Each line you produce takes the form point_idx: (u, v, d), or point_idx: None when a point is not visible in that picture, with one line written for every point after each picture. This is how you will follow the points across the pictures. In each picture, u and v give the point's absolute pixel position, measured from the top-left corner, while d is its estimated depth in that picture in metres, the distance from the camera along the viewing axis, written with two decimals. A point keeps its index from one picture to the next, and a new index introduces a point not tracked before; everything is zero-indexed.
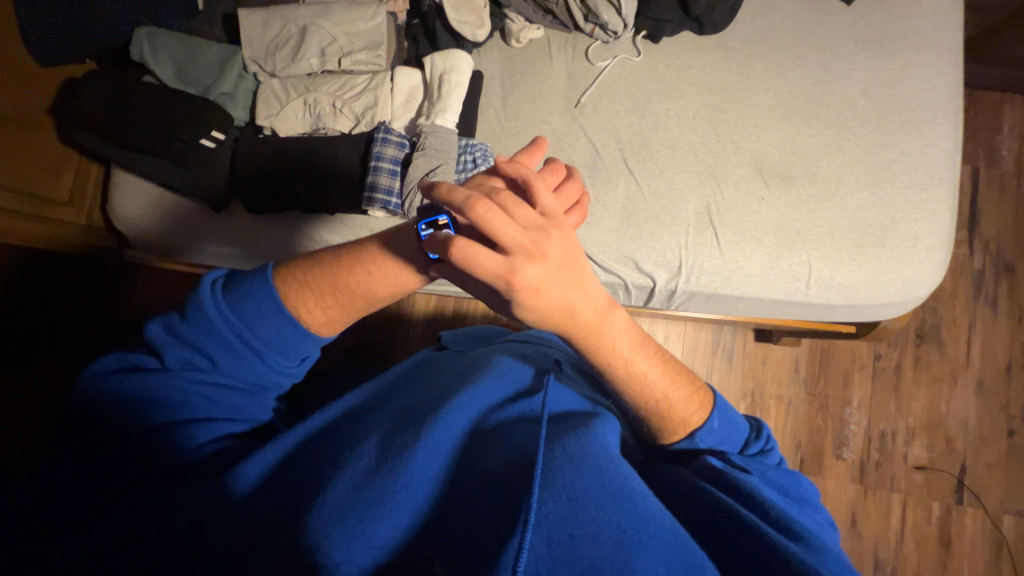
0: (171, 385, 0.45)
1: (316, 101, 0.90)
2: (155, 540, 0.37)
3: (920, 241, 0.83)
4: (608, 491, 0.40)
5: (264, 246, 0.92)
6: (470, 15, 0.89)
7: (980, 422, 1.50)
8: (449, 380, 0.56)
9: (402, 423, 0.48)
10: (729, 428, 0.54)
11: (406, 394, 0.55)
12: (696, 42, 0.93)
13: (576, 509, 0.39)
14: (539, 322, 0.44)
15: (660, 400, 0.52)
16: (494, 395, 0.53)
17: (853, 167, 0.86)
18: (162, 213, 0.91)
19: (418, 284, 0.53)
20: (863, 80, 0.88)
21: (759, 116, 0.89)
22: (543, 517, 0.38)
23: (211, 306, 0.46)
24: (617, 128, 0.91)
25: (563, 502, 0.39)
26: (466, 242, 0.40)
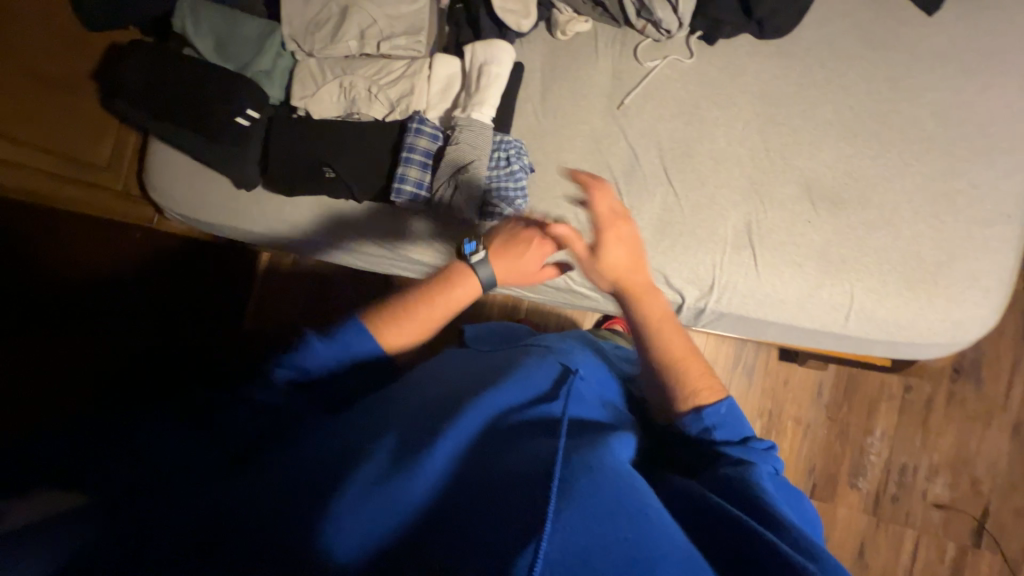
0: (249, 394, 0.48)
1: (353, 85, 0.88)
2: (163, 506, 0.35)
3: (978, 281, 0.77)
4: (624, 507, 0.39)
5: (299, 230, 0.92)
6: (516, 4, 0.85)
7: (1012, 465, 1.42)
8: (467, 380, 0.55)
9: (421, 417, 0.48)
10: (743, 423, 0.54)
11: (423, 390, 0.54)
12: (755, 46, 0.86)
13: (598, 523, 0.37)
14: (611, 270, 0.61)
15: (682, 364, 0.56)
16: (516, 397, 0.52)
17: (913, 195, 0.79)
18: (196, 187, 0.92)
19: (472, 298, 0.62)
20: (936, 100, 0.81)
21: (815, 131, 0.83)
22: (562, 522, 0.36)
23: (313, 339, 0.53)
24: (660, 133, 0.86)
25: (582, 510, 0.38)
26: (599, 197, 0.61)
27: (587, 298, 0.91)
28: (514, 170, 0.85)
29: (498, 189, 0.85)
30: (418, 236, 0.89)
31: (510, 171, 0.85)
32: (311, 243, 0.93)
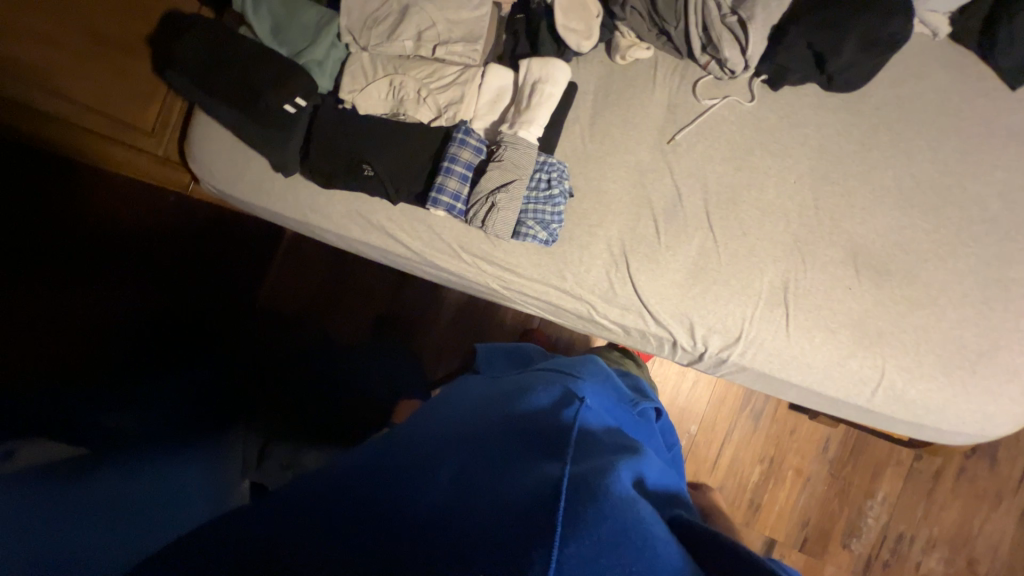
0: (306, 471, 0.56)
1: (402, 85, 0.87)
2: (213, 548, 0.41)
3: (1017, 376, 0.74)
4: (630, 537, 0.38)
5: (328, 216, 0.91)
6: (579, 23, 0.82)
7: (1013, 551, 1.39)
8: (491, 408, 0.58)
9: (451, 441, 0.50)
10: None
11: (450, 419, 0.57)
12: (821, 97, 0.83)
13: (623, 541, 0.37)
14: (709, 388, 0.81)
15: None
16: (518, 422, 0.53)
17: (964, 277, 0.76)
18: (233, 161, 0.92)
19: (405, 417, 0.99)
20: (1001, 182, 0.78)
21: (870, 196, 0.80)
22: (585, 532, 0.36)
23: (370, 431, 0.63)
24: (709, 176, 0.84)
25: (608, 524, 0.38)
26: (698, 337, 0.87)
27: (608, 331, 0.89)
28: (554, 194, 0.83)
29: (535, 212, 0.84)
30: (448, 245, 0.88)
31: (549, 194, 0.83)
32: (340, 234, 0.93)
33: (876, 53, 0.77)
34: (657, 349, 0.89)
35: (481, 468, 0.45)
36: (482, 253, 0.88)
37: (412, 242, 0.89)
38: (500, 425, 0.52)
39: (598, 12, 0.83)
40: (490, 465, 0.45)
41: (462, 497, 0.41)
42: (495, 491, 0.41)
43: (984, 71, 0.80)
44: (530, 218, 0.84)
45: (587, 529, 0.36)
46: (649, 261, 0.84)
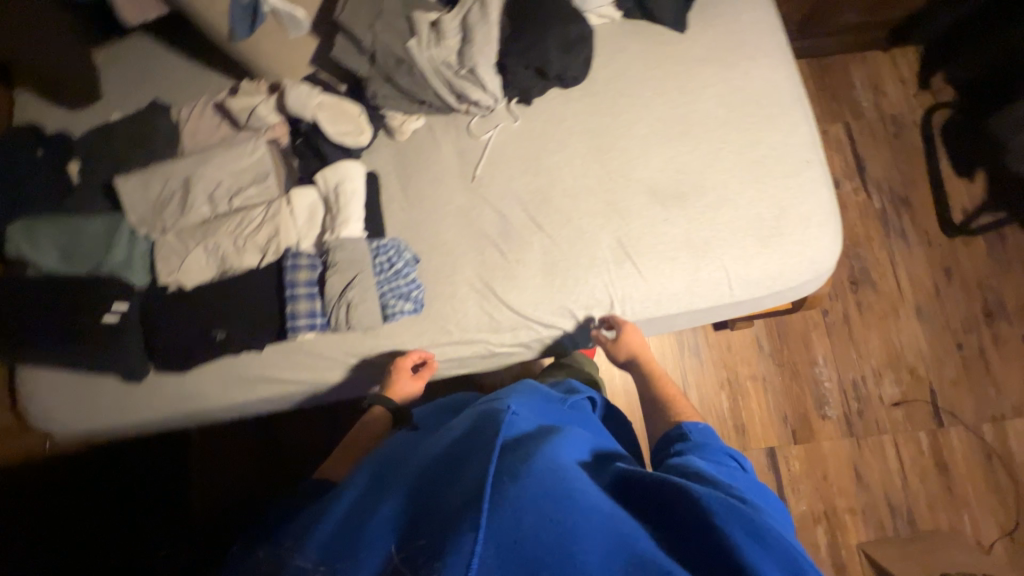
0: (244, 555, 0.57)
1: (217, 245, 0.88)
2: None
3: (811, 221, 0.90)
4: (553, 493, 0.43)
5: (203, 394, 0.89)
6: (349, 125, 0.92)
7: (932, 344, 1.59)
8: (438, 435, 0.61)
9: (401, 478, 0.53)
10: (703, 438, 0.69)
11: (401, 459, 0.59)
12: (566, 94, 0.99)
13: (548, 507, 0.42)
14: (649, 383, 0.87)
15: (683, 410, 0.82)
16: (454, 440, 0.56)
17: (733, 171, 0.93)
18: (82, 399, 0.88)
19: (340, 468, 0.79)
20: (717, 92, 0.97)
21: (640, 146, 0.95)
22: (508, 504, 0.41)
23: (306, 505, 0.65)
24: (518, 190, 0.95)
25: (536, 495, 0.42)
26: (632, 333, 0.89)
27: (514, 355, 0.93)
28: (399, 268, 0.89)
29: (392, 290, 0.88)
30: (332, 360, 0.89)
31: (396, 270, 0.88)
32: (226, 409, 0.91)
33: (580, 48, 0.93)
34: (561, 346, 0.95)
35: (424, 488, 0.48)
36: (366, 350, 0.89)
37: (296, 382, 0.89)
38: (449, 442, 0.56)
39: (361, 110, 0.93)
40: (436, 479, 0.49)
41: (408, 513, 0.45)
42: (434, 502, 0.44)
43: (660, 27, 1.01)
44: (390, 297, 0.88)
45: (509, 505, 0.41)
46: (508, 279, 0.91)
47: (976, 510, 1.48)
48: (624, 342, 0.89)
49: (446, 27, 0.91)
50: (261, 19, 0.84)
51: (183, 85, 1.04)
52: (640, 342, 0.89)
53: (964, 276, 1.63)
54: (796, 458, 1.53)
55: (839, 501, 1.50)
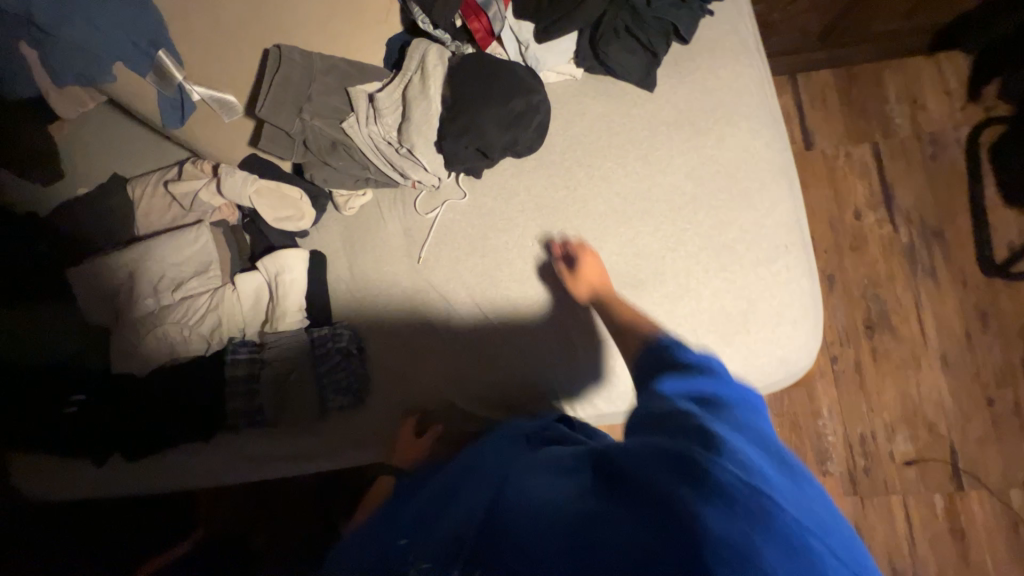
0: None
1: (164, 334, 0.88)
2: None
3: (783, 317, 0.80)
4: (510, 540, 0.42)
5: (167, 476, 0.91)
6: (290, 209, 0.89)
7: (956, 398, 1.43)
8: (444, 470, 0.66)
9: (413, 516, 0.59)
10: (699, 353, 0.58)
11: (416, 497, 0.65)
12: (519, 165, 0.92)
13: (501, 529, 0.44)
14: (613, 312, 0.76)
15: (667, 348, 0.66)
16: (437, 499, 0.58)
17: (697, 257, 0.83)
18: (63, 474, 0.92)
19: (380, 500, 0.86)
20: (686, 163, 0.86)
21: (595, 225, 0.87)
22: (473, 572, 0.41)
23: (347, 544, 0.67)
24: (463, 274, 0.90)
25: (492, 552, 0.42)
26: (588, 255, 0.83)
27: None
28: (338, 360, 0.88)
29: (330, 383, 0.88)
30: (274, 451, 0.89)
31: (334, 363, 0.87)
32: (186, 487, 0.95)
33: (530, 120, 0.86)
34: None
35: (425, 523, 0.54)
36: (309, 442, 0.89)
37: (243, 469, 0.91)
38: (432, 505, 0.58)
39: (302, 194, 0.89)
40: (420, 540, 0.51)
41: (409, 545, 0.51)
42: (430, 538, 0.49)
43: (625, 86, 0.90)
44: (331, 391, 0.88)
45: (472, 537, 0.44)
46: (450, 369, 0.89)
47: None
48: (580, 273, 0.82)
49: (383, 102, 0.84)
50: (190, 110, 0.82)
51: (139, 156, 1.03)
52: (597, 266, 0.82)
53: (1003, 322, 1.44)
54: None
55: None
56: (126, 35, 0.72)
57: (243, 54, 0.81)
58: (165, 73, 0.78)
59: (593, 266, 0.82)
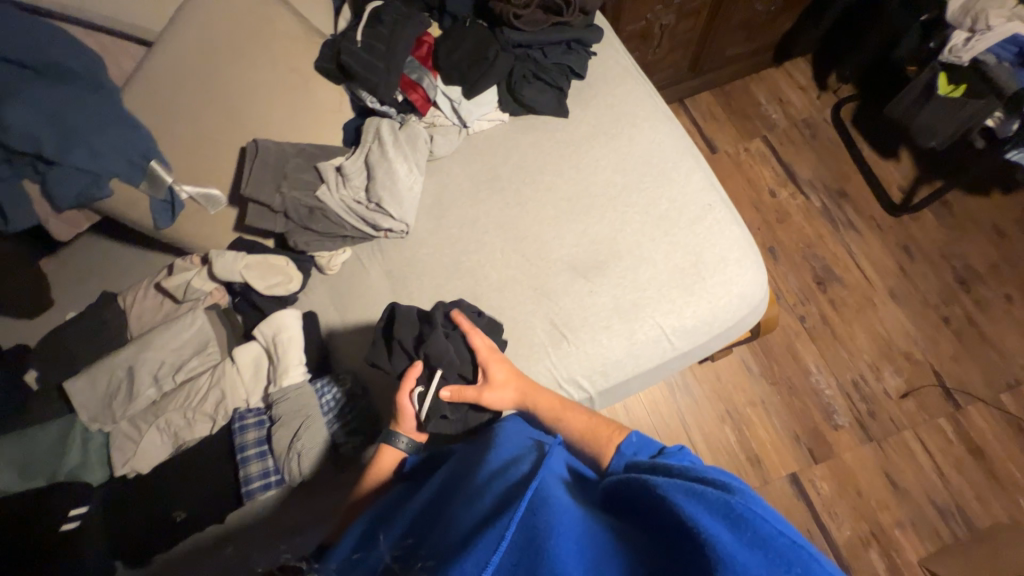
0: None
1: (169, 422, 0.90)
2: None
3: (727, 259, 0.92)
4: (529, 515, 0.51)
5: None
6: (278, 276, 0.97)
7: (918, 325, 1.55)
8: (438, 479, 0.68)
9: (421, 519, 0.62)
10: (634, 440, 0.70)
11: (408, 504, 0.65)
12: (475, 196, 1.06)
13: (537, 527, 0.49)
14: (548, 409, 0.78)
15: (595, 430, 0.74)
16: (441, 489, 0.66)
17: (643, 230, 0.96)
18: None
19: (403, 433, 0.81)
20: (611, 162, 1.03)
21: (552, 227, 1.00)
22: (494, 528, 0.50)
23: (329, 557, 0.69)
24: (445, 297, 0.99)
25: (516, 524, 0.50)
26: (492, 363, 0.80)
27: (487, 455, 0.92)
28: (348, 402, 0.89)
29: (343, 426, 0.88)
30: (299, 514, 0.86)
31: (344, 405, 0.88)
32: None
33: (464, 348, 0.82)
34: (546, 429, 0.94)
35: (433, 495, 0.65)
36: (329, 493, 0.86)
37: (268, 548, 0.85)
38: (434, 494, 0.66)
39: (287, 260, 0.99)
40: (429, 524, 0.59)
41: (419, 548, 0.55)
42: (442, 507, 0.61)
43: (546, 117, 1.09)
44: (342, 436, 0.87)
45: (504, 530, 0.50)
46: None
47: None
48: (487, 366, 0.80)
49: (349, 169, 0.99)
50: (179, 209, 0.93)
51: (128, 270, 1.11)
52: (499, 364, 0.80)
53: (924, 250, 1.62)
54: (823, 479, 1.44)
55: (882, 515, 1.38)
56: (124, 153, 0.85)
57: (224, 156, 0.95)
58: (157, 180, 0.89)
59: (503, 369, 0.80)
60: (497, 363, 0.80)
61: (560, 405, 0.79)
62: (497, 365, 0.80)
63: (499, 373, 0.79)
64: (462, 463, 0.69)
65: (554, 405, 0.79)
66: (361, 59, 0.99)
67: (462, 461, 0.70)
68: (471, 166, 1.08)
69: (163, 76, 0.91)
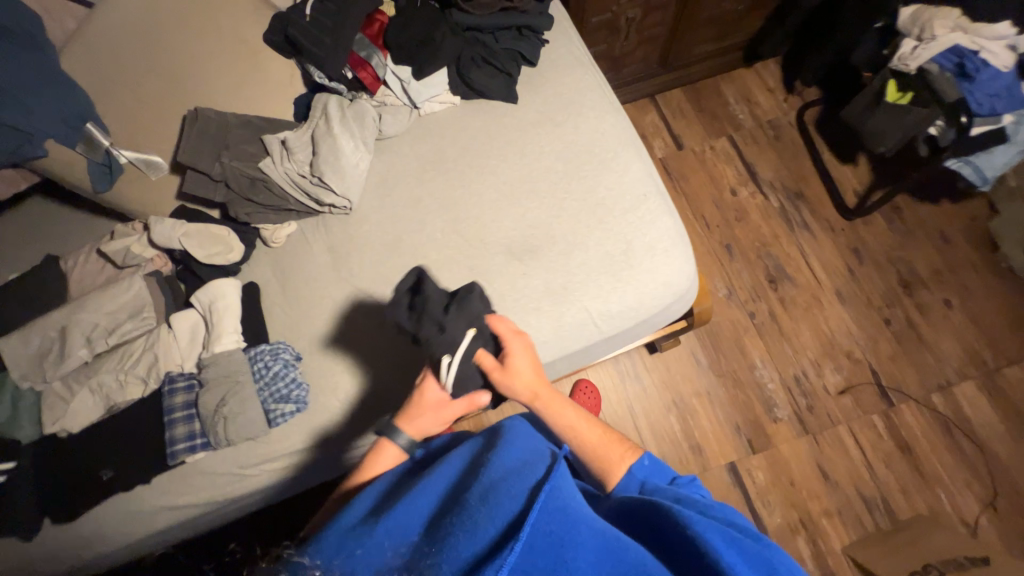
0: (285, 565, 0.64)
1: (101, 384, 0.91)
2: None
3: (656, 248, 0.96)
4: (559, 522, 0.57)
5: (115, 529, 0.88)
6: (220, 246, 0.98)
7: (861, 324, 1.61)
8: (444, 471, 0.68)
9: (434, 508, 0.64)
10: (644, 466, 0.73)
11: (413, 492, 0.65)
12: (420, 176, 1.07)
13: (561, 534, 0.56)
14: (562, 421, 0.74)
15: (604, 454, 0.73)
16: (450, 477, 0.68)
17: (580, 217, 0.99)
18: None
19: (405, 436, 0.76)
20: (554, 149, 1.05)
21: (493, 209, 1.02)
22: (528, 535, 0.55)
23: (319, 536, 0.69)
24: (385, 274, 1.01)
25: (543, 532, 0.56)
26: (517, 354, 0.74)
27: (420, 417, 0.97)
28: (278, 369, 0.91)
29: (272, 393, 0.90)
30: (226, 473, 0.90)
31: (274, 372, 0.91)
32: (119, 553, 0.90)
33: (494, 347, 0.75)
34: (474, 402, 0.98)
35: (442, 483, 0.67)
36: (257, 459, 0.90)
37: (195, 505, 0.89)
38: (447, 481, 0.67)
39: (229, 230, 0.99)
40: (442, 516, 0.61)
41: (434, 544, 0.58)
42: (454, 497, 0.64)
43: (496, 101, 1.11)
44: (272, 402, 0.90)
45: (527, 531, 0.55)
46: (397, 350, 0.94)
47: (951, 487, 1.43)
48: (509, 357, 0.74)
49: (294, 143, 1.00)
50: (118, 171, 0.94)
51: (75, 235, 1.10)
52: (524, 358, 0.74)
53: (873, 254, 1.67)
54: (760, 469, 1.49)
55: (811, 506, 1.44)
56: (57, 113, 0.84)
57: (165, 124, 0.96)
58: (94, 142, 0.90)
59: (527, 365, 0.74)
60: (522, 353, 0.74)
61: (574, 418, 0.74)
62: (521, 358, 0.74)
63: (520, 367, 0.73)
64: (469, 458, 0.70)
65: (566, 416, 0.74)
66: (308, 34, 1.00)
67: (470, 449, 0.71)
68: (420, 147, 1.10)
69: (107, 41, 0.91)
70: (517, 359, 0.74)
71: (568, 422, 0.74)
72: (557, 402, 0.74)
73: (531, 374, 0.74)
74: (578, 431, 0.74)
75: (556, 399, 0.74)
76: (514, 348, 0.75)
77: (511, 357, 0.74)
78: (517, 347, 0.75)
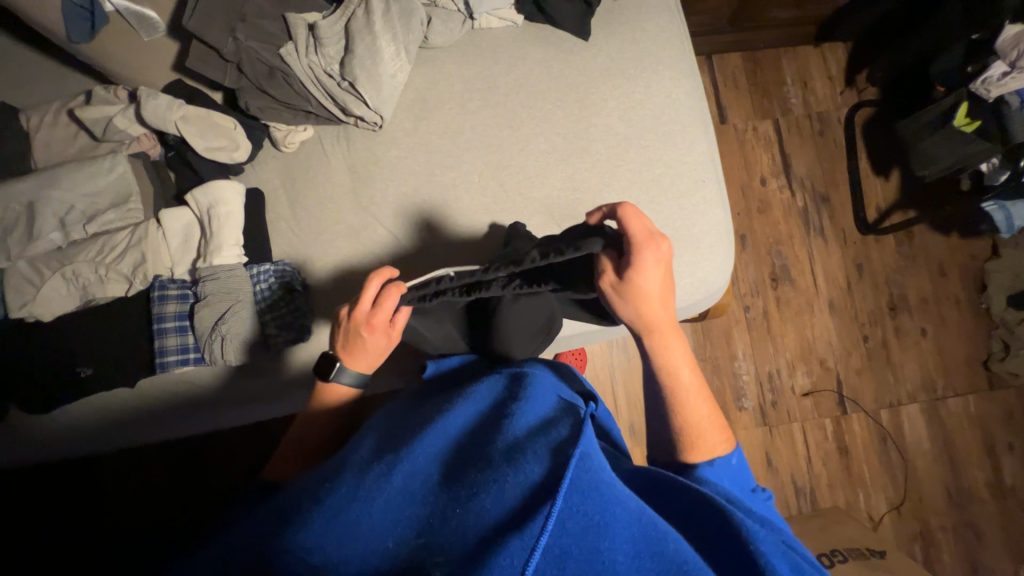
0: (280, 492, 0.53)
1: (77, 273, 0.81)
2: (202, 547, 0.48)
3: (700, 243, 0.91)
4: (591, 498, 0.46)
5: (84, 422, 0.84)
6: (223, 140, 0.85)
7: (841, 336, 1.68)
8: (462, 410, 0.61)
9: (452, 446, 0.56)
10: (735, 462, 0.67)
11: (430, 429, 0.56)
12: (463, 104, 0.94)
13: (593, 522, 0.45)
14: (660, 354, 0.72)
15: (702, 417, 0.70)
16: (470, 414, 0.61)
17: (630, 190, 0.92)
18: None
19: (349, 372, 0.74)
20: (619, 107, 0.94)
21: (539, 162, 0.93)
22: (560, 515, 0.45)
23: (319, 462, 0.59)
24: (409, 211, 0.91)
25: (573, 511, 0.46)
26: (644, 264, 0.68)
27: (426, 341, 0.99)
28: (281, 296, 0.84)
29: (275, 319, 0.84)
30: (213, 390, 0.86)
31: (277, 298, 0.84)
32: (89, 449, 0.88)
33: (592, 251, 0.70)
34: None
35: (461, 419, 0.60)
36: (249, 383, 0.86)
37: (181, 416, 0.86)
38: (465, 418, 0.60)
39: (236, 124, 0.85)
40: (465, 458, 0.54)
41: (459, 490, 0.50)
42: (478, 438, 0.56)
43: (564, 34, 0.96)
44: (273, 329, 0.84)
45: (554, 511, 0.45)
46: None
47: (870, 488, 1.62)
48: (636, 266, 0.68)
49: (325, 32, 0.83)
50: (102, 20, 0.75)
51: (33, 83, 0.91)
52: (653, 272, 0.69)
53: (873, 272, 1.71)
54: None
55: None
56: None
57: None
58: None
59: (649, 281, 0.69)
60: (650, 268, 0.68)
61: (674, 365, 0.72)
62: (647, 274, 0.68)
63: (646, 281, 0.69)
64: (490, 402, 0.63)
65: (669, 352, 0.72)
66: None
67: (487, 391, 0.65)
68: (468, 70, 0.95)
69: None
70: (643, 270, 0.68)
71: (668, 362, 0.72)
72: (664, 334, 0.71)
73: (652, 291, 0.70)
74: (672, 378, 0.71)
75: (665, 330, 0.71)
76: (646, 259, 0.68)
77: (638, 269, 0.68)
78: (651, 257, 0.68)
